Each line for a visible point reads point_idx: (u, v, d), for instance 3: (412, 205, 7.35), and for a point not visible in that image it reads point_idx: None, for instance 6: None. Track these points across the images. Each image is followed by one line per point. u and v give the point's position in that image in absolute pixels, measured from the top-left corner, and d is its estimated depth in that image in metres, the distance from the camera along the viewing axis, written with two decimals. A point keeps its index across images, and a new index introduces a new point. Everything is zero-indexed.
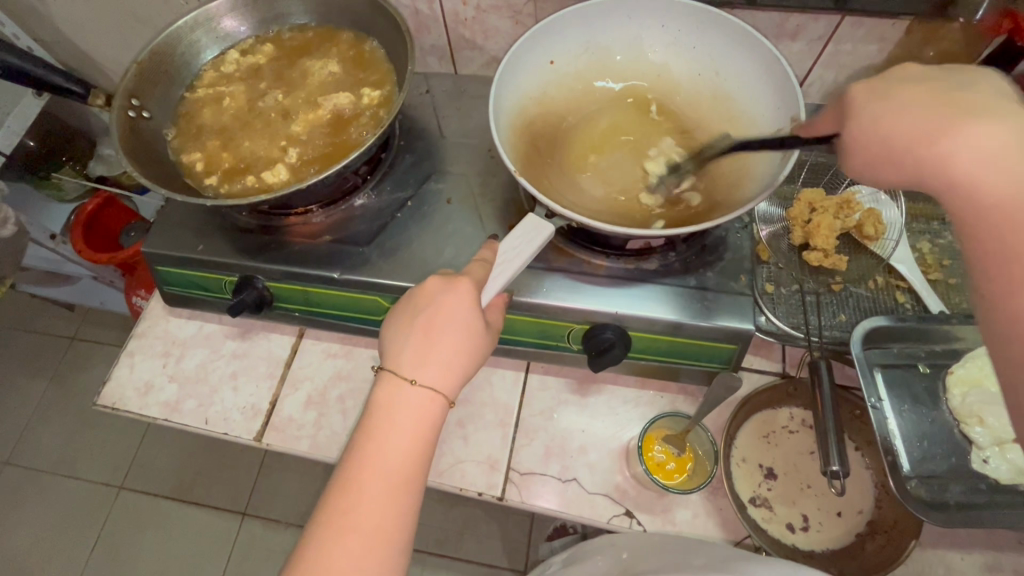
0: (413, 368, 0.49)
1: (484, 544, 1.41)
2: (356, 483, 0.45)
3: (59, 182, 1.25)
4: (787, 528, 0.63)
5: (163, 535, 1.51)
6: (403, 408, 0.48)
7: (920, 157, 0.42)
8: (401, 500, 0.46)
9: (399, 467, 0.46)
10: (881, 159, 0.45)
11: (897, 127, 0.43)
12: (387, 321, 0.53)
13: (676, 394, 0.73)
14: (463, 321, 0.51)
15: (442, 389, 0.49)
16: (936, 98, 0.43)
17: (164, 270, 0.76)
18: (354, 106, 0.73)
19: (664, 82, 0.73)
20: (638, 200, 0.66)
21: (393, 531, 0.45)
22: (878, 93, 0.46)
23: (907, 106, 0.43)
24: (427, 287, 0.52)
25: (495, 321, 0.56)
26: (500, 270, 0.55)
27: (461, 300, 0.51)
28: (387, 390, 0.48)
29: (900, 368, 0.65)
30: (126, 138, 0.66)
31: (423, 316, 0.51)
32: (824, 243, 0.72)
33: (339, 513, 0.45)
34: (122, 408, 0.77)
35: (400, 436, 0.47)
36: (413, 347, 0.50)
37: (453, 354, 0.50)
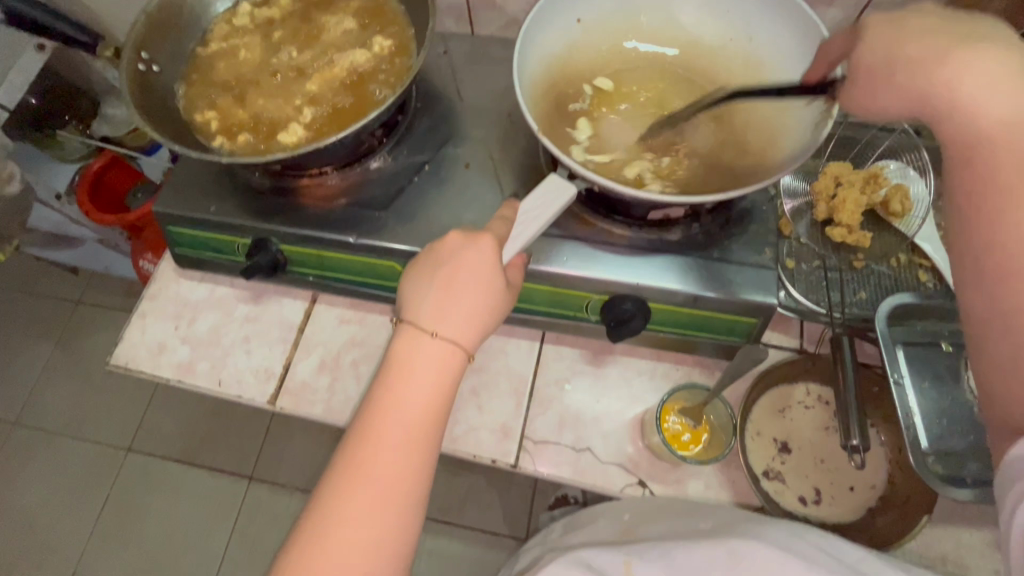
0: (432, 321, 0.48)
1: (485, 512, 1.43)
2: (376, 432, 0.45)
3: (62, 141, 1.22)
4: (800, 501, 0.63)
5: (171, 496, 1.53)
6: (423, 361, 0.47)
7: (919, 83, 0.45)
8: (420, 449, 0.45)
9: (418, 418, 0.46)
10: (885, 89, 0.47)
11: (903, 50, 0.46)
12: (403, 273, 0.52)
13: (692, 367, 0.72)
14: (484, 277, 0.50)
15: (462, 343, 0.48)
16: (946, 31, 0.45)
17: (176, 231, 0.74)
18: (372, 64, 0.71)
19: (692, 48, 0.71)
20: (662, 163, 0.64)
21: (410, 482, 0.45)
22: (893, 21, 0.47)
23: (919, 32, 0.45)
24: (448, 240, 0.51)
25: (515, 280, 0.54)
26: (519, 230, 0.54)
27: (483, 256, 0.50)
28: (406, 342, 0.48)
29: (924, 345, 0.64)
30: (136, 92, 0.64)
31: (444, 270, 0.50)
32: (850, 218, 0.71)
33: (357, 462, 0.44)
34: (135, 368, 0.77)
35: (419, 387, 0.47)
36: (432, 300, 0.49)
37: (474, 308, 0.49)
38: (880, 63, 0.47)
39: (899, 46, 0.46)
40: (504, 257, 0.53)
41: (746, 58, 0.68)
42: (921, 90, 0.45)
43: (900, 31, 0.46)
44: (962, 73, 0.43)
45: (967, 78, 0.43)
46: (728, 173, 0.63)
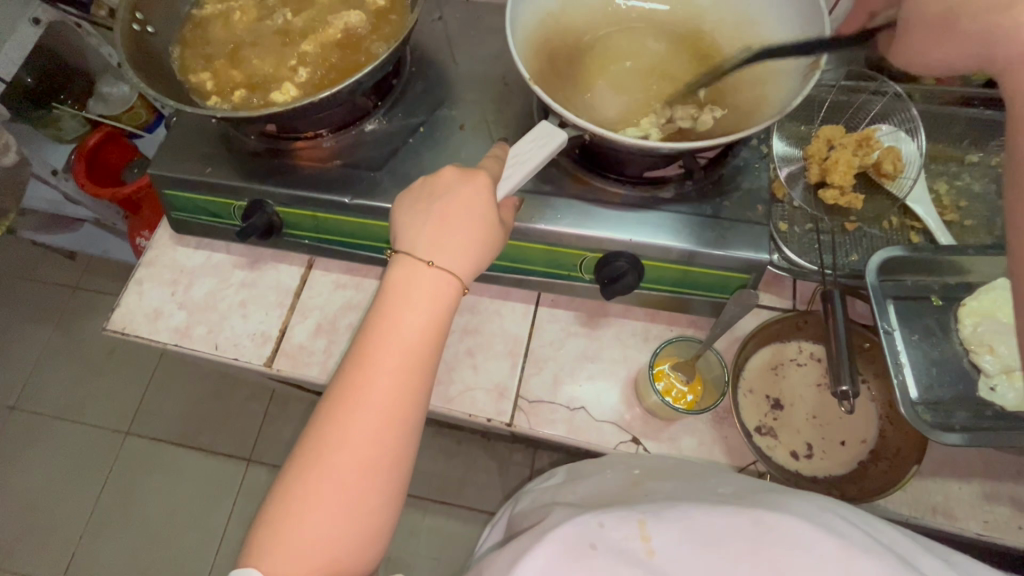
0: (428, 251, 0.49)
1: (483, 492, 1.44)
2: (373, 355, 0.46)
3: (58, 121, 1.23)
4: (791, 455, 0.64)
5: (170, 477, 1.54)
6: (418, 288, 0.48)
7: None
8: (416, 374, 0.46)
9: (414, 343, 0.47)
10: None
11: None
12: (399, 208, 0.53)
13: (685, 327, 0.73)
14: (479, 210, 0.50)
15: (458, 273, 0.49)
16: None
17: (172, 195, 0.75)
18: (366, 26, 0.71)
19: (685, 7, 0.71)
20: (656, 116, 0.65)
21: (407, 406, 0.46)
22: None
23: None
24: (444, 176, 0.52)
25: (507, 222, 0.55)
26: (507, 177, 0.55)
27: (479, 190, 0.51)
28: (402, 271, 0.49)
29: (914, 299, 0.65)
30: (132, 51, 0.65)
31: (440, 204, 0.51)
32: (842, 179, 0.71)
33: (355, 385, 0.45)
34: (132, 333, 0.77)
35: (416, 314, 0.47)
36: (429, 232, 0.50)
37: (469, 239, 0.50)
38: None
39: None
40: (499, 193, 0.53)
41: (738, 16, 0.68)
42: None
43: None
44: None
45: None
46: (718, 122, 0.64)
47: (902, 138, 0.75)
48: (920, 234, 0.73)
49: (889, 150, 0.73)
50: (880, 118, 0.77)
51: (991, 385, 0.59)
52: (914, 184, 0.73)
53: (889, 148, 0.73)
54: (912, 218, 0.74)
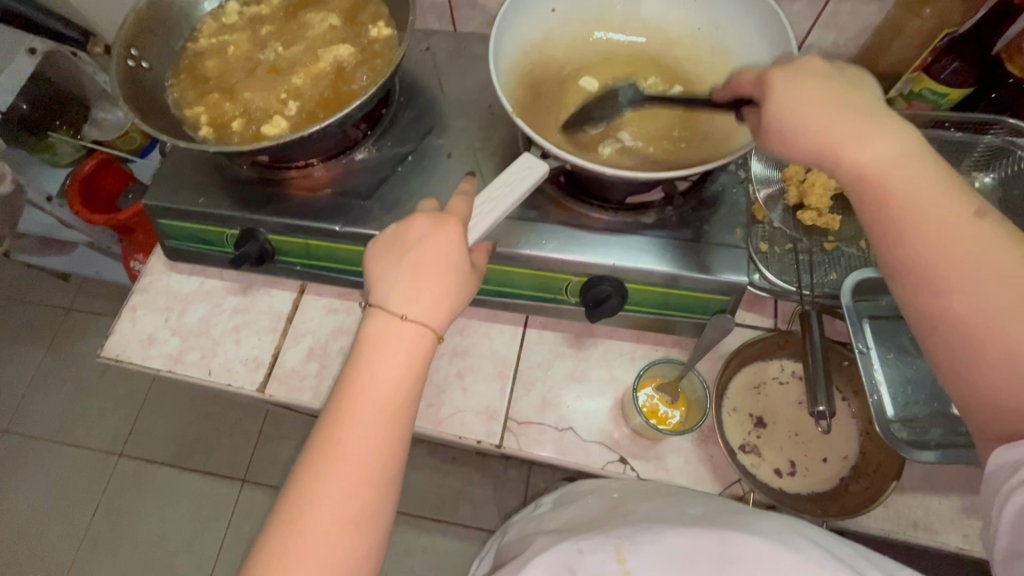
0: (402, 305, 0.50)
1: (479, 509, 1.44)
2: (349, 411, 0.47)
3: (53, 146, 1.24)
4: (775, 473, 0.66)
5: (163, 500, 1.53)
6: (393, 342, 0.49)
7: (823, 153, 0.48)
8: (392, 427, 0.47)
9: (389, 396, 0.48)
10: (789, 152, 0.50)
11: (808, 124, 0.49)
12: (371, 261, 0.53)
13: (670, 347, 0.75)
14: (451, 261, 0.51)
15: (432, 325, 0.50)
16: (835, 97, 0.49)
17: (166, 224, 0.76)
18: (355, 59, 0.74)
19: (663, 38, 0.74)
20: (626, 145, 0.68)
21: (386, 457, 0.47)
22: (790, 78, 0.51)
23: (817, 100, 0.49)
24: (415, 226, 0.52)
25: (480, 263, 0.56)
26: (483, 213, 0.56)
27: (450, 241, 0.52)
28: (375, 326, 0.49)
29: (888, 319, 0.67)
30: (126, 88, 0.66)
31: (411, 255, 0.52)
32: (818, 201, 0.74)
33: (333, 442, 0.46)
34: (126, 359, 0.78)
35: (391, 368, 0.48)
36: (401, 284, 0.51)
37: (442, 290, 0.51)
38: (782, 125, 0.50)
39: (803, 120, 0.49)
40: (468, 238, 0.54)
41: (714, 47, 0.71)
42: (824, 157, 0.49)
43: (794, 92, 0.50)
44: (868, 151, 0.47)
45: (874, 151, 0.47)
46: (691, 153, 0.66)
47: None
48: None
49: None
50: None
51: None
52: None
53: None
54: None
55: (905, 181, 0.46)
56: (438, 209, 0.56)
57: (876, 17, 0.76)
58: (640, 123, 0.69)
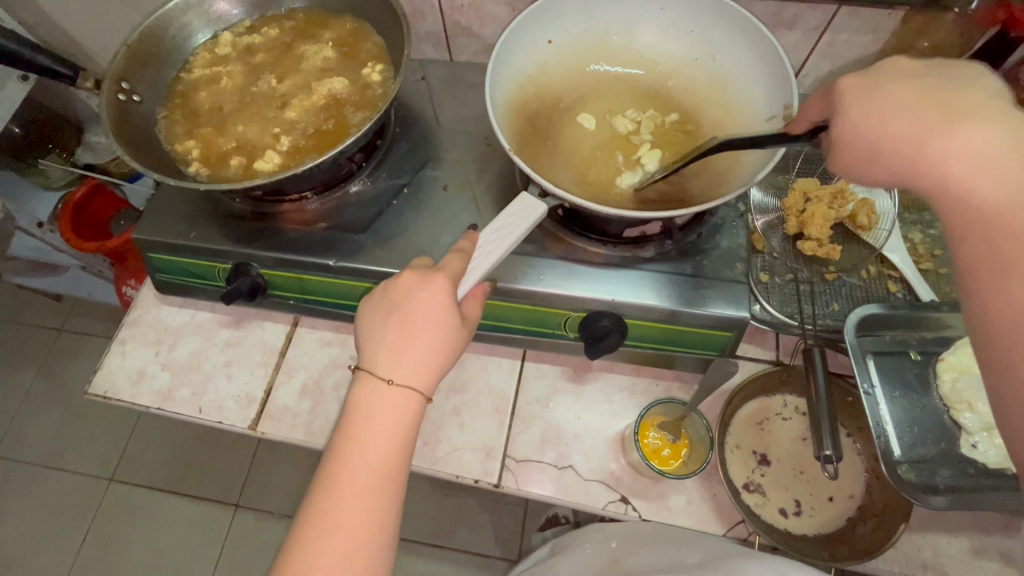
0: (389, 368, 0.48)
1: (477, 535, 1.41)
2: (337, 482, 0.45)
3: (45, 169, 1.22)
4: (780, 513, 0.64)
5: (154, 527, 1.50)
6: (381, 407, 0.47)
7: (906, 166, 0.43)
8: (382, 496, 0.46)
9: (378, 465, 0.46)
10: (875, 167, 0.45)
11: (882, 131, 0.44)
12: (360, 321, 0.52)
13: (671, 381, 0.73)
14: (438, 318, 0.50)
15: (420, 387, 0.49)
16: (929, 99, 0.43)
17: (156, 258, 0.75)
18: (349, 91, 0.73)
19: (660, 69, 0.74)
20: (621, 180, 0.67)
21: (376, 528, 0.45)
22: (864, 91, 0.46)
23: (897, 105, 0.44)
24: (401, 284, 0.51)
25: (472, 314, 0.55)
26: (478, 259, 0.55)
27: (437, 297, 0.50)
28: (364, 390, 0.48)
29: (893, 355, 0.66)
30: (117, 122, 0.65)
31: (399, 313, 0.50)
32: (819, 232, 0.73)
33: (321, 515, 0.45)
34: (114, 397, 0.76)
35: (379, 434, 0.47)
36: (389, 346, 0.49)
37: (431, 350, 0.49)
38: (855, 141, 0.46)
39: (874, 129, 0.45)
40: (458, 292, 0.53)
41: (711, 78, 0.71)
42: (910, 170, 0.43)
43: (867, 102, 0.45)
44: (961, 149, 0.40)
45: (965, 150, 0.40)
46: (689, 190, 0.66)
47: (876, 190, 0.77)
48: (898, 283, 0.74)
49: (863, 203, 0.74)
50: None
51: (972, 442, 0.61)
52: (890, 235, 0.75)
53: (863, 200, 0.74)
54: (890, 268, 0.75)
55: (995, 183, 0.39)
56: (431, 265, 0.55)
57: (872, 47, 0.76)
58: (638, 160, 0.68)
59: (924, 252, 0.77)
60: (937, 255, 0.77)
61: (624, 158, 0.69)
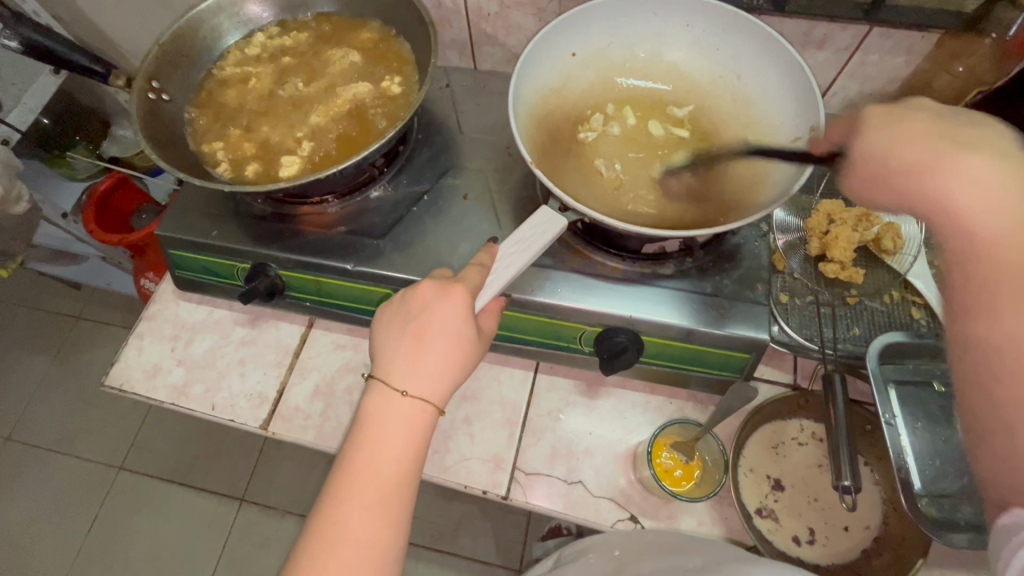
0: (403, 379, 0.48)
1: (479, 541, 1.41)
2: (348, 493, 0.45)
3: (71, 162, 1.25)
4: (793, 541, 0.63)
5: (160, 517, 1.51)
6: (393, 419, 0.47)
7: (908, 183, 0.45)
8: (392, 508, 0.45)
9: (390, 477, 0.46)
10: (881, 187, 0.47)
11: (898, 158, 0.46)
12: (376, 328, 0.52)
13: (685, 400, 0.73)
14: (455, 331, 0.50)
15: (432, 399, 0.48)
16: (932, 134, 0.45)
17: (177, 254, 0.76)
18: (374, 97, 0.74)
19: (685, 84, 0.73)
20: (638, 196, 0.66)
21: (385, 540, 0.45)
22: (883, 121, 0.48)
23: (906, 137, 0.46)
24: (419, 294, 0.51)
25: (487, 328, 0.55)
26: (497, 274, 0.55)
27: (455, 310, 0.50)
28: (376, 400, 0.48)
29: (916, 385, 0.66)
30: (146, 120, 0.67)
31: (415, 323, 0.50)
32: (842, 254, 0.70)
33: (331, 524, 0.44)
34: (129, 390, 0.76)
35: (391, 445, 0.47)
36: (403, 356, 0.49)
37: (446, 363, 0.49)
38: (871, 162, 0.48)
39: (888, 150, 0.47)
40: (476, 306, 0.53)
41: (735, 96, 0.70)
42: (911, 191, 0.45)
43: (889, 131, 0.48)
44: (951, 177, 0.42)
45: (957, 180, 0.42)
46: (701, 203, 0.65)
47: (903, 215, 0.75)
48: (922, 310, 0.71)
49: (889, 226, 0.72)
50: None
51: None
52: (915, 260, 0.72)
53: (890, 223, 0.72)
54: (913, 293, 0.72)
55: (968, 194, 0.41)
56: (451, 277, 0.55)
57: (902, 69, 0.75)
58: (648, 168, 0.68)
59: None
60: None
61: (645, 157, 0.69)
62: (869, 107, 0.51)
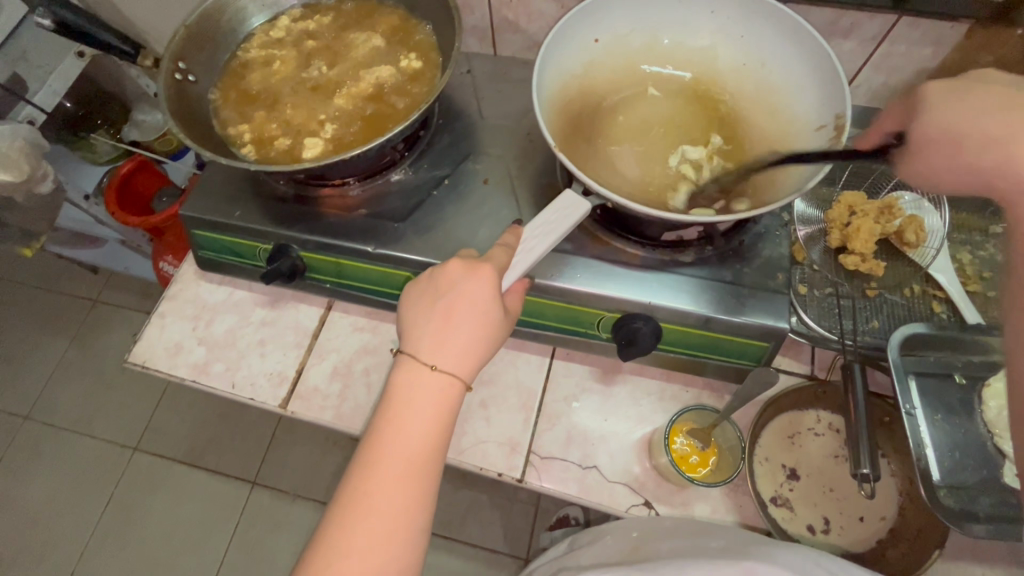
0: (432, 354, 0.49)
1: (487, 529, 1.42)
2: (377, 465, 0.46)
3: (93, 143, 1.27)
4: (807, 530, 0.63)
5: (174, 497, 1.54)
6: (421, 393, 0.48)
7: (982, 159, 0.48)
8: (419, 481, 0.46)
9: (418, 450, 0.47)
10: (943, 160, 0.51)
11: (971, 129, 0.49)
12: (404, 305, 0.53)
13: (701, 389, 0.73)
14: (482, 309, 0.50)
15: (460, 375, 0.49)
16: (1011, 106, 0.49)
17: (200, 234, 0.77)
18: (396, 81, 0.74)
19: (707, 73, 0.73)
20: (658, 181, 0.66)
21: (414, 511, 0.46)
22: (947, 94, 0.52)
23: (978, 111, 0.49)
24: (448, 271, 0.52)
25: (513, 308, 0.55)
26: (522, 257, 0.55)
27: (482, 288, 0.50)
28: (405, 374, 0.48)
29: (937, 377, 0.65)
30: (173, 100, 0.67)
31: (443, 300, 0.51)
32: (863, 247, 0.70)
33: (359, 495, 0.45)
34: (152, 367, 0.78)
35: (419, 419, 0.47)
36: (432, 332, 0.50)
37: (473, 340, 0.50)
38: (927, 133, 0.52)
39: (956, 122, 0.50)
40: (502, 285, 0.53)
41: (759, 84, 0.70)
42: (983, 164, 0.48)
43: (948, 101, 0.52)
44: (1019, 147, 0.46)
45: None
46: (714, 195, 0.66)
47: (926, 208, 0.74)
48: (944, 304, 0.70)
49: (912, 219, 0.71)
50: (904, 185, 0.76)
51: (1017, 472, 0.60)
52: (938, 255, 0.71)
53: (912, 216, 0.71)
54: (934, 287, 0.72)
55: None
56: (476, 257, 0.55)
57: (930, 60, 0.74)
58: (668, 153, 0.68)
59: (972, 274, 0.73)
60: (985, 278, 0.73)
61: (666, 143, 0.69)
62: (928, 84, 0.54)
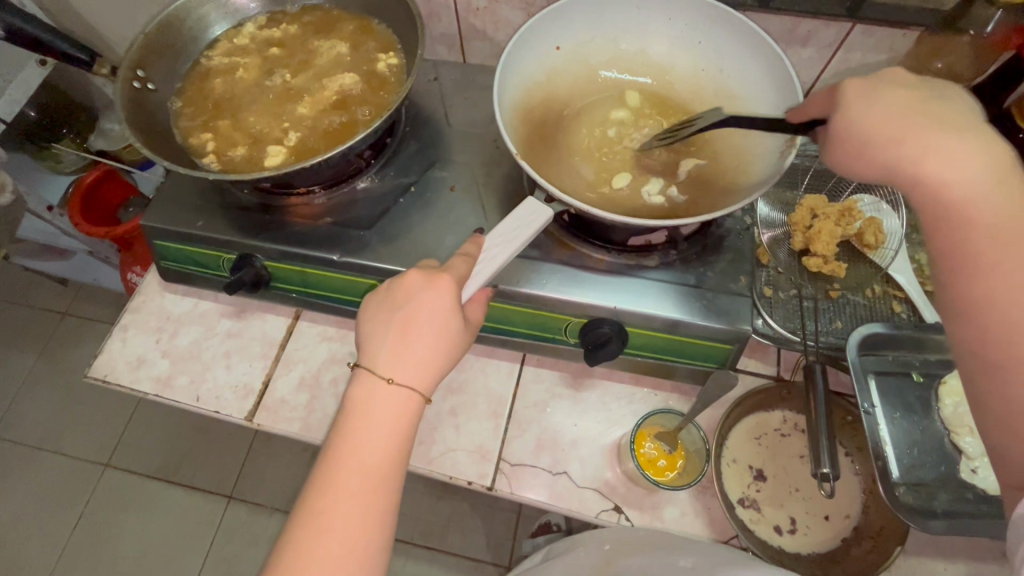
0: (390, 368, 0.48)
1: (469, 538, 1.41)
2: (333, 482, 0.45)
3: (58, 153, 1.25)
4: (775, 530, 0.63)
5: (147, 515, 1.50)
6: (379, 409, 0.47)
7: (887, 159, 0.45)
8: (378, 498, 0.45)
9: (376, 467, 0.46)
10: (859, 161, 0.47)
11: (878, 134, 0.45)
12: (363, 318, 0.52)
13: (670, 392, 0.73)
14: (440, 320, 0.50)
15: (420, 388, 0.49)
16: (916, 108, 0.45)
17: (162, 245, 0.75)
18: (360, 88, 0.74)
19: (669, 79, 0.74)
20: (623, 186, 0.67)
21: (371, 529, 0.45)
22: (863, 94, 0.47)
23: (887, 114, 0.45)
24: (407, 283, 0.51)
25: (474, 318, 0.55)
26: (482, 266, 0.55)
27: (440, 299, 0.50)
28: (362, 389, 0.48)
29: (896, 375, 0.67)
30: (131, 108, 0.66)
31: (401, 312, 0.50)
32: (825, 248, 0.71)
33: (316, 515, 0.44)
34: (113, 382, 0.76)
35: (377, 434, 0.47)
36: (390, 346, 0.49)
37: (431, 351, 0.49)
38: (853, 138, 0.47)
39: (876, 129, 0.45)
40: (462, 295, 0.53)
41: (719, 89, 0.71)
42: (896, 166, 0.45)
43: (868, 102, 0.47)
44: (941, 156, 0.42)
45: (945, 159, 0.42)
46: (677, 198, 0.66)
47: (884, 210, 0.75)
48: (903, 303, 0.73)
49: (870, 221, 0.72)
50: (864, 188, 0.78)
51: (972, 467, 0.62)
52: (897, 255, 0.73)
53: (870, 218, 0.73)
54: (895, 287, 0.74)
55: (963, 182, 0.42)
56: (437, 266, 0.55)
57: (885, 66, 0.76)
58: (631, 158, 0.69)
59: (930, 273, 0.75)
60: None
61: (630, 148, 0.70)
62: (845, 81, 0.49)
